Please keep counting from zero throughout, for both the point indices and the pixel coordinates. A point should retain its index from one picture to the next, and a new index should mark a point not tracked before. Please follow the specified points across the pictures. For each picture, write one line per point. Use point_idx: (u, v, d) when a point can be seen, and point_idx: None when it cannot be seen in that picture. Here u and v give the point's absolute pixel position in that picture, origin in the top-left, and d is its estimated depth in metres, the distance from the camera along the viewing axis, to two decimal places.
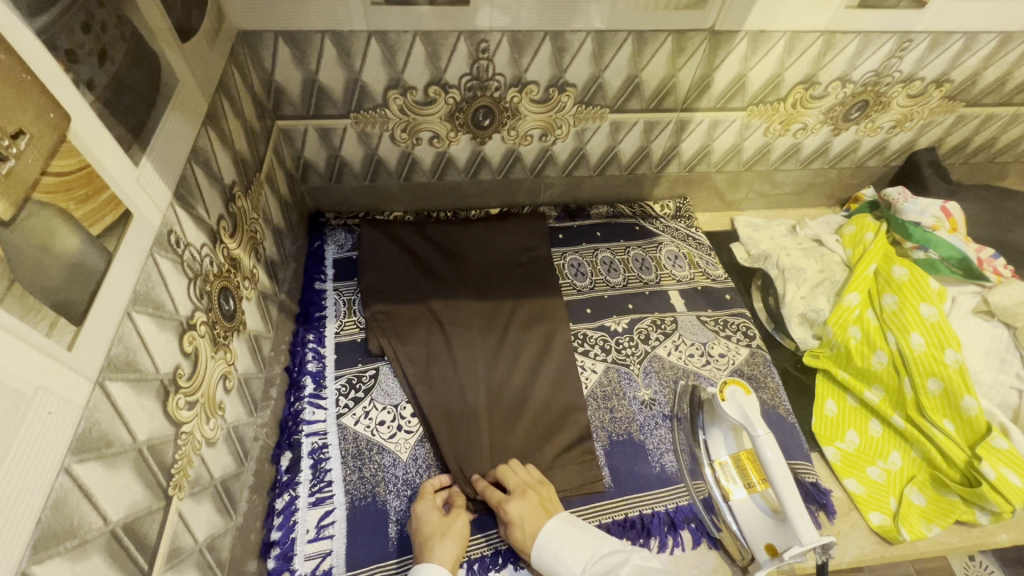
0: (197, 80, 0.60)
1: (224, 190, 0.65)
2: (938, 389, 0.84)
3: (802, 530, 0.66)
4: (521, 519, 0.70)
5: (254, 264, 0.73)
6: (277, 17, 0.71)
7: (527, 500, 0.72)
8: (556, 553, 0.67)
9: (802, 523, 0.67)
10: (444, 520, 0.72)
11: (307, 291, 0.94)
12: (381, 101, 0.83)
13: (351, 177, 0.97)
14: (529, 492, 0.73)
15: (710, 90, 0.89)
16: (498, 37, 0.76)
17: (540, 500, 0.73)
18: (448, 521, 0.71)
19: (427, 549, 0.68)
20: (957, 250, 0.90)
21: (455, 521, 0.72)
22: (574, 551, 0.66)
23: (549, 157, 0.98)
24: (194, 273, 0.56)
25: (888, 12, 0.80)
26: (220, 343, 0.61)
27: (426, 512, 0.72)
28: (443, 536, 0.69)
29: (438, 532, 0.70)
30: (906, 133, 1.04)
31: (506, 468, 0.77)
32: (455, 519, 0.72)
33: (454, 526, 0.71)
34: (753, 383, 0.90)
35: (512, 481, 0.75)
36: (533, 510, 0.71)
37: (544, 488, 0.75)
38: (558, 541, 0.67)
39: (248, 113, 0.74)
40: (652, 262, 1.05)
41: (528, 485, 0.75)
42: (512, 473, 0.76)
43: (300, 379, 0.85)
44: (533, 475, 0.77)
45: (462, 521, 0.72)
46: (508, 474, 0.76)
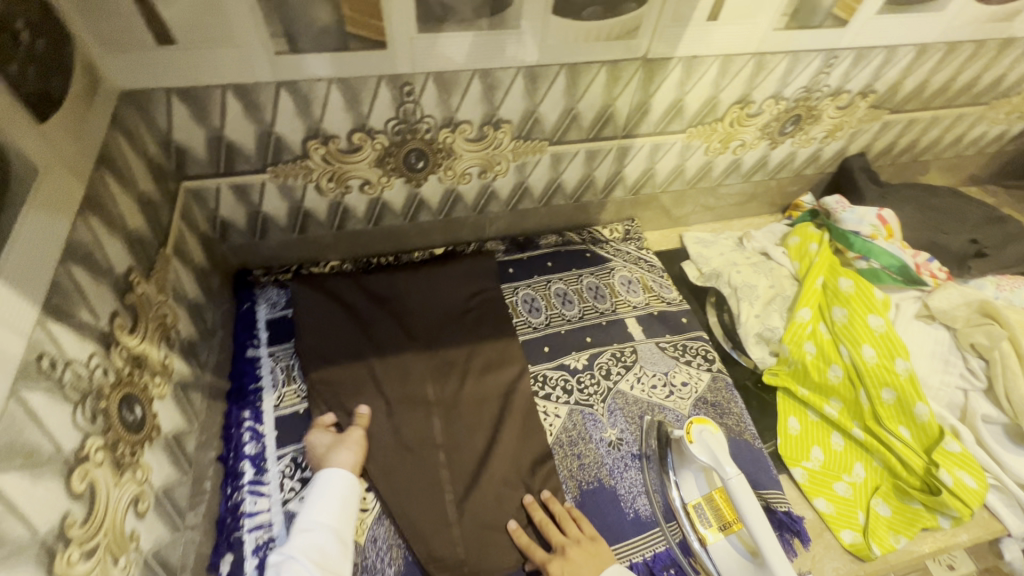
0: (70, 162, 0.51)
1: (117, 281, 0.56)
2: (892, 398, 0.85)
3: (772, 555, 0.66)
4: None
5: (166, 353, 0.64)
6: (167, 74, 0.62)
7: (571, 559, 0.70)
8: None
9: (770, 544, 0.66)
10: (341, 436, 0.77)
11: (238, 362, 0.85)
12: (300, 152, 0.75)
13: (276, 232, 0.88)
14: (572, 551, 0.70)
15: (649, 115, 0.87)
16: (422, 79, 0.71)
17: (586, 559, 0.70)
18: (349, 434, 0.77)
19: (325, 461, 0.73)
20: (897, 258, 0.92)
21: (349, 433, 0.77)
22: None
23: (490, 193, 0.93)
24: (81, 394, 0.47)
25: (814, 31, 0.80)
26: (126, 463, 0.53)
27: (327, 436, 0.77)
28: (341, 447, 0.75)
29: (335, 445, 0.75)
30: (838, 141, 1.05)
31: (550, 525, 0.74)
32: (354, 432, 0.77)
33: (352, 436, 0.76)
34: (718, 411, 0.89)
35: (556, 539, 0.73)
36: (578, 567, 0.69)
37: (592, 542, 0.73)
38: None
39: (143, 182, 0.65)
40: (606, 290, 1.02)
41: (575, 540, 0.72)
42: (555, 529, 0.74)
43: (237, 466, 0.76)
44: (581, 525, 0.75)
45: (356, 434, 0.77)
46: (555, 530, 0.74)
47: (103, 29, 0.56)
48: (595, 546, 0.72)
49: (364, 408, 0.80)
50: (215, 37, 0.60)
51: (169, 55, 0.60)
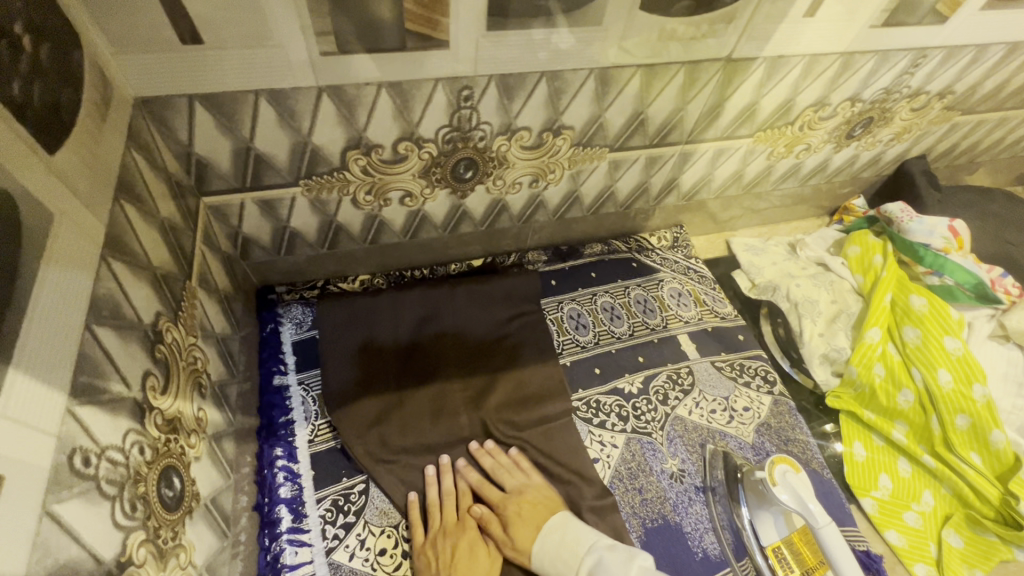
0: (88, 197, 0.41)
1: (145, 334, 0.47)
2: (966, 424, 0.80)
3: (572, 559, 0.64)
4: (522, 521, 0.68)
5: (199, 405, 0.56)
6: (190, 79, 0.52)
7: (527, 499, 0.71)
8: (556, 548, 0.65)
9: (589, 554, 0.63)
10: (458, 527, 0.69)
11: (265, 392, 0.77)
12: (338, 164, 0.66)
13: (304, 248, 0.79)
14: (528, 493, 0.71)
15: (719, 119, 0.78)
16: (484, 82, 0.61)
17: (541, 502, 0.71)
18: (464, 528, 0.69)
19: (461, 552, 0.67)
20: (972, 274, 0.86)
21: (469, 524, 0.70)
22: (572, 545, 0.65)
23: (539, 203, 0.85)
24: (118, 486, 0.39)
25: (910, 29, 0.72)
26: (169, 550, 0.45)
27: (437, 536, 0.68)
28: (472, 553, 0.67)
29: (462, 547, 0.67)
30: (902, 144, 0.99)
31: (503, 468, 0.75)
32: (464, 512, 0.71)
33: (468, 529, 0.69)
34: (782, 438, 0.84)
35: (510, 481, 0.73)
36: (522, 530, 0.68)
37: (537, 493, 0.72)
38: (559, 537, 0.66)
39: (165, 205, 0.55)
40: (655, 303, 0.95)
41: (518, 496, 0.71)
42: (508, 472, 0.74)
43: (273, 513, 0.69)
44: (528, 482, 0.73)
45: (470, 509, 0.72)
46: (505, 473, 0.74)
47: (114, 25, 0.46)
48: (541, 499, 0.71)
49: (445, 454, 0.76)
50: (249, 35, 0.50)
51: (194, 56, 0.50)
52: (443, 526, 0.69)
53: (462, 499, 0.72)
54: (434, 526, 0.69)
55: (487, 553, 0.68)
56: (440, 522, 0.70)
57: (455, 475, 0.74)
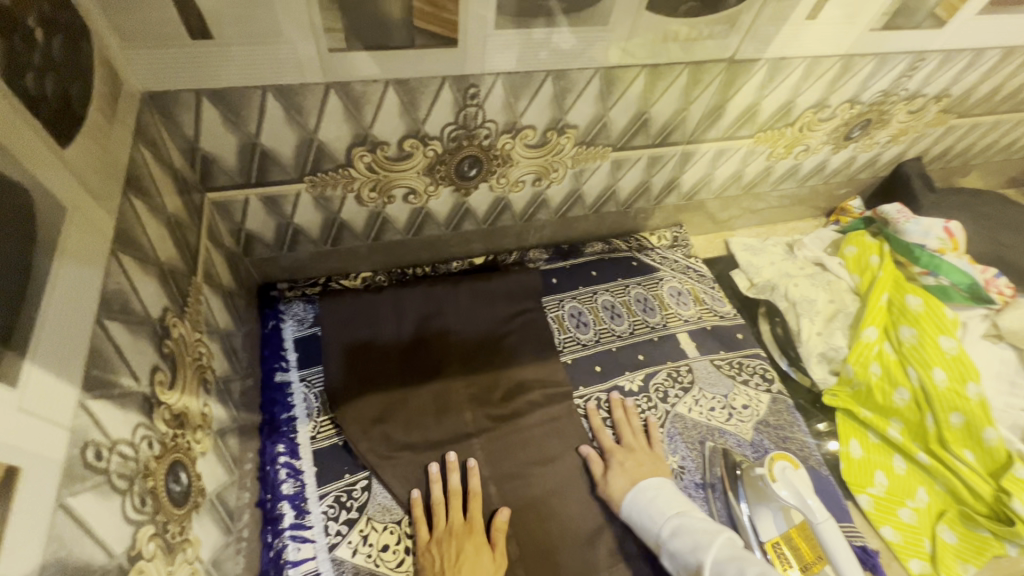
0: (97, 191, 0.41)
1: (153, 328, 0.47)
2: (960, 422, 0.81)
3: (658, 514, 0.68)
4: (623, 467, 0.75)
5: (205, 401, 0.56)
6: (198, 74, 0.52)
7: (635, 453, 0.77)
8: (650, 500, 0.70)
9: (676, 516, 0.67)
10: (463, 528, 0.69)
11: (267, 389, 0.77)
12: (343, 160, 0.66)
13: (307, 244, 0.79)
14: (638, 451, 0.77)
15: (720, 120, 0.79)
16: (490, 80, 0.62)
17: (651, 461, 0.76)
18: (470, 532, 0.69)
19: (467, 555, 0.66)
20: (967, 276, 0.87)
21: (475, 526, 0.69)
22: (669, 504, 0.69)
23: (542, 201, 0.85)
24: (128, 480, 0.39)
25: (909, 32, 0.73)
26: (177, 544, 0.45)
27: (442, 536, 0.68)
28: (476, 555, 0.66)
29: (466, 550, 0.66)
30: (898, 146, 1.00)
31: (624, 422, 0.81)
32: (472, 515, 0.70)
33: (475, 531, 0.69)
34: (780, 435, 0.85)
35: (627, 435, 0.80)
36: (618, 477, 0.74)
37: (647, 456, 0.77)
38: (655, 493, 0.70)
39: (171, 200, 0.55)
40: (655, 302, 0.96)
41: (629, 451, 0.77)
42: (629, 428, 0.81)
43: (275, 509, 0.69)
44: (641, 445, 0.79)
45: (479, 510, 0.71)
46: (625, 429, 0.81)
47: (124, 20, 0.46)
48: (648, 459, 0.76)
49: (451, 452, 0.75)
50: (260, 32, 0.50)
51: (203, 51, 0.50)
52: (448, 527, 0.69)
53: (469, 500, 0.72)
54: (438, 525, 0.69)
55: (493, 557, 0.67)
56: (445, 521, 0.70)
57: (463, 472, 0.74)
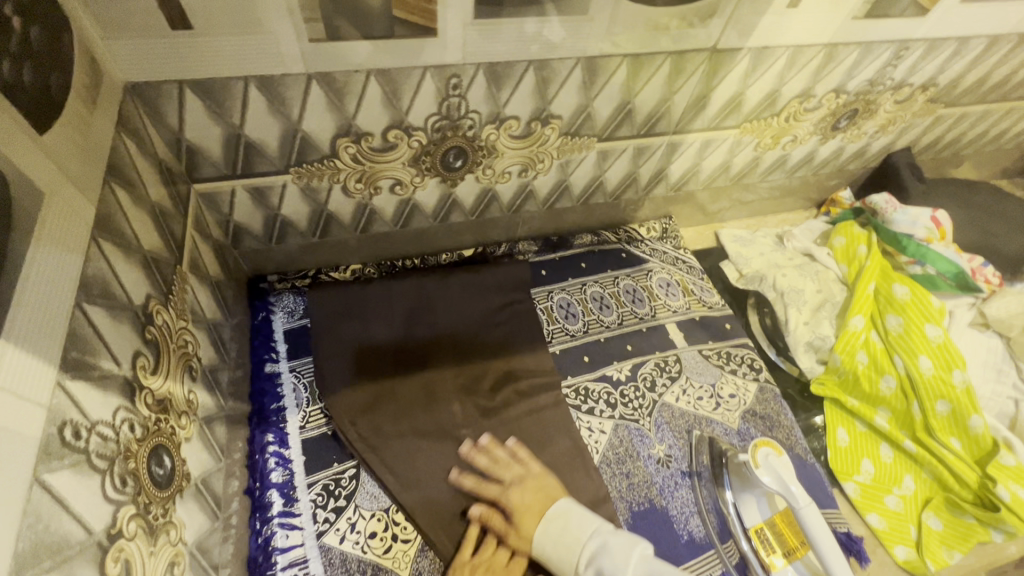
0: (77, 178, 0.42)
1: (136, 314, 0.48)
2: (946, 410, 0.82)
3: (575, 542, 0.64)
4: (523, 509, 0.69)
5: (190, 388, 0.57)
6: (181, 65, 0.53)
7: (523, 489, 0.71)
8: (562, 527, 0.66)
9: (592, 538, 0.64)
10: (503, 570, 0.66)
11: (257, 379, 0.78)
12: (328, 151, 0.66)
13: (296, 237, 0.80)
14: (527, 482, 0.72)
15: (705, 110, 0.80)
16: (472, 70, 0.62)
17: (538, 489, 0.71)
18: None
19: None
20: (954, 265, 0.88)
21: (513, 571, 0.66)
22: (581, 525, 0.65)
23: (529, 192, 0.86)
24: (108, 460, 0.40)
25: (892, 21, 0.73)
26: (160, 526, 0.46)
27: (481, 566, 0.66)
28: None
29: None
30: (887, 136, 1.00)
31: (498, 460, 0.75)
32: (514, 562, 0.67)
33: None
34: (767, 424, 0.86)
35: (507, 473, 0.73)
36: (525, 519, 0.68)
37: (537, 480, 0.72)
38: (564, 517, 0.66)
39: (155, 190, 0.56)
40: (644, 293, 0.97)
41: (519, 483, 0.71)
42: (504, 465, 0.74)
43: (264, 497, 0.70)
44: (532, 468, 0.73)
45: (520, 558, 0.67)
46: (500, 469, 0.74)
47: (105, 10, 0.47)
48: (540, 485, 0.71)
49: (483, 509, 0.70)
50: (240, 22, 0.51)
51: (184, 41, 0.51)
52: (489, 561, 0.67)
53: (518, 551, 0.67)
54: (482, 553, 0.67)
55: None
56: (489, 557, 0.67)
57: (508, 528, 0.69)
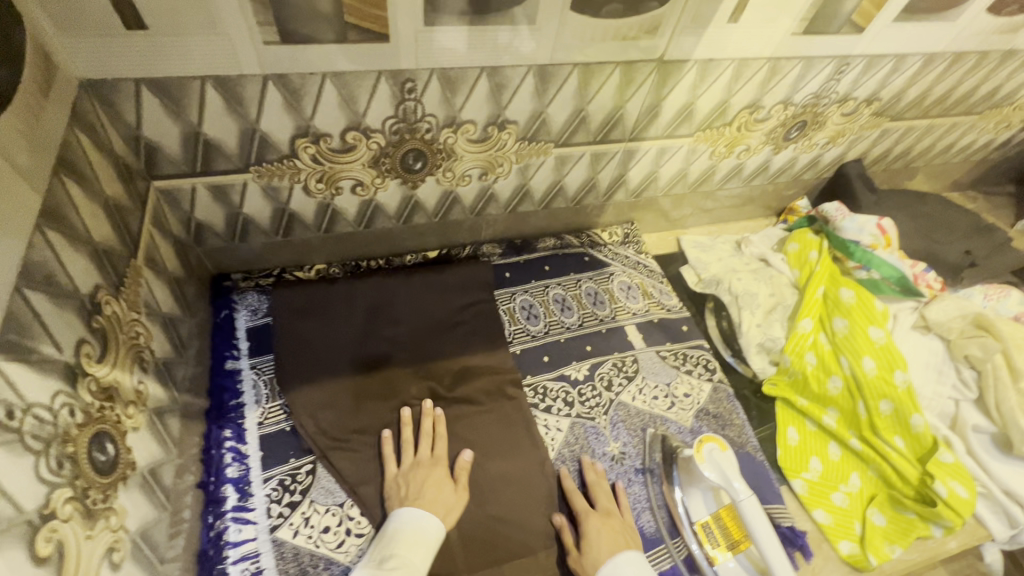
0: (25, 167, 0.43)
1: (82, 303, 0.49)
2: (889, 409, 0.86)
3: None
4: (598, 537, 0.71)
5: (139, 379, 0.58)
6: (139, 64, 0.55)
7: (609, 523, 0.73)
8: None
9: None
10: (430, 460, 0.74)
11: (216, 375, 0.79)
12: (288, 151, 0.68)
13: (258, 235, 0.81)
14: (613, 519, 0.73)
15: (658, 118, 0.83)
16: (426, 75, 0.65)
17: (621, 531, 0.72)
18: (435, 464, 0.74)
19: (421, 484, 0.71)
20: (896, 269, 0.93)
21: (441, 457, 0.75)
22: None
23: (490, 195, 0.88)
24: (43, 442, 0.41)
25: (830, 37, 0.78)
26: (98, 511, 0.47)
27: (411, 469, 0.73)
28: (439, 485, 0.72)
29: (429, 482, 0.72)
30: (838, 147, 1.05)
31: (597, 486, 0.77)
32: (439, 453, 0.75)
33: (439, 465, 0.74)
34: (720, 423, 0.88)
35: (601, 500, 0.76)
36: (594, 546, 0.70)
37: (622, 524, 0.73)
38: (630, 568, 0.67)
39: (111, 185, 0.57)
40: (605, 295, 0.99)
41: (604, 515, 0.74)
42: (602, 492, 0.77)
43: (219, 491, 0.70)
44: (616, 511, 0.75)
45: (441, 447, 0.76)
46: (598, 495, 0.77)
47: (62, 10, 0.48)
48: (622, 528, 0.73)
49: (428, 401, 0.80)
50: (197, 24, 0.53)
51: (142, 41, 0.53)
52: (416, 461, 0.74)
53: (438, 440, 0.77)
54: (407, 460, 0.74)
55: (455, 491, 0.73)
56: (414, 456, 0.74)
57: (433, 418, 0.78)
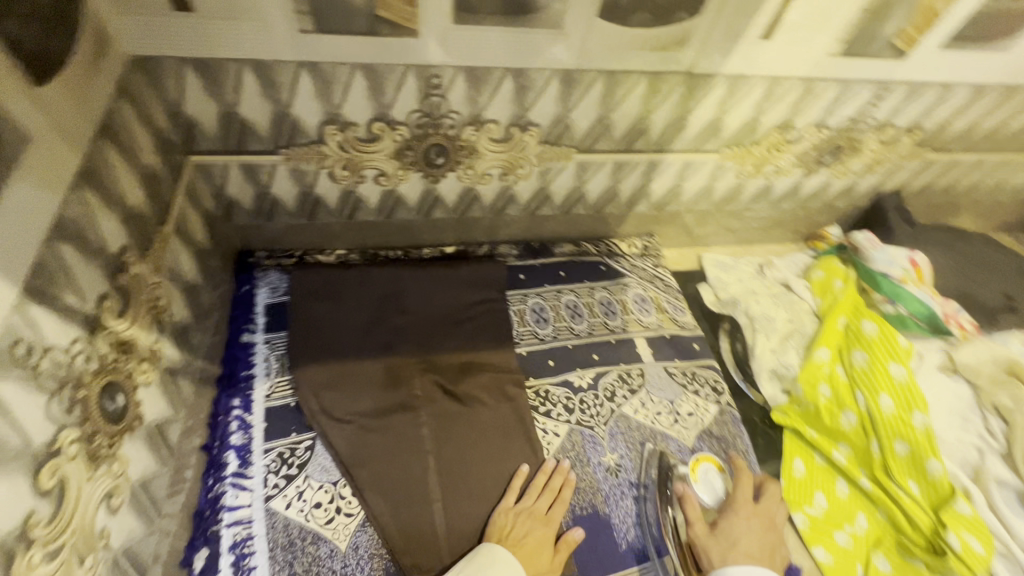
0: (70, 129, 0.47)
1: (109, 261, 0.52)
2: (905, 450, 0.81)
3: None
4: (743, 524, 0.72)
5: (156, 339, 0.61)
6: (185, 43, 0.58)
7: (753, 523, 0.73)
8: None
9: None
10: (544, 517, 0.73)
11: (232, 346, 0.83)
12: (315, 136, 0.71)
13: (284, 216, 0.85)
14: (769, 528, 0.72)
15: (684, 131, 0.83)
16: (452, 72, 0.67)
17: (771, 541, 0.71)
18: (544, 522, 0.72)
19: (526, 538, 0.70)
20: (926, 306, 0.90)
21: (552, 520, 0.73)
22: None
23: (510, 196, 0.89)
24: (57, 383, 0.44)
25: (868, 61, 0.76)
26: (102, 456, 0.49)
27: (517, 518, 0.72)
28: (539, 543, 0.70)
29: (534, 537, 0.70)
30: (874, 176, 1.01)
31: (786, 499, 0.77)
32: (556, 513, 0.74)
33: (551, 524, 0.72)
34: (722, 446, 0.86)
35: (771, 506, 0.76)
36: (738, 530, 0.71)
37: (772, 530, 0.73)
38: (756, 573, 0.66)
39: (149, 156, 0.61)
40: (618, 306, 0.98)
41: (761, 516, 0.74)
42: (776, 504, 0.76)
43: (221, 456, 0.74)
44: (775, 519, 0.74)
45: (561, 507, 0.74)
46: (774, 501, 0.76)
47: None
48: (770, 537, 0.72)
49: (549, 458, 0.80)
50: (240, 9, 0.56)
51: (188, 23, 0.56)
52: (529, 512, 0.73)
53: (557, 500, 0.75)
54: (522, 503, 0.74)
55: (552, 553, 0.70)
56: (530, 505, 0.74)
57: (562, 479, 0.77)
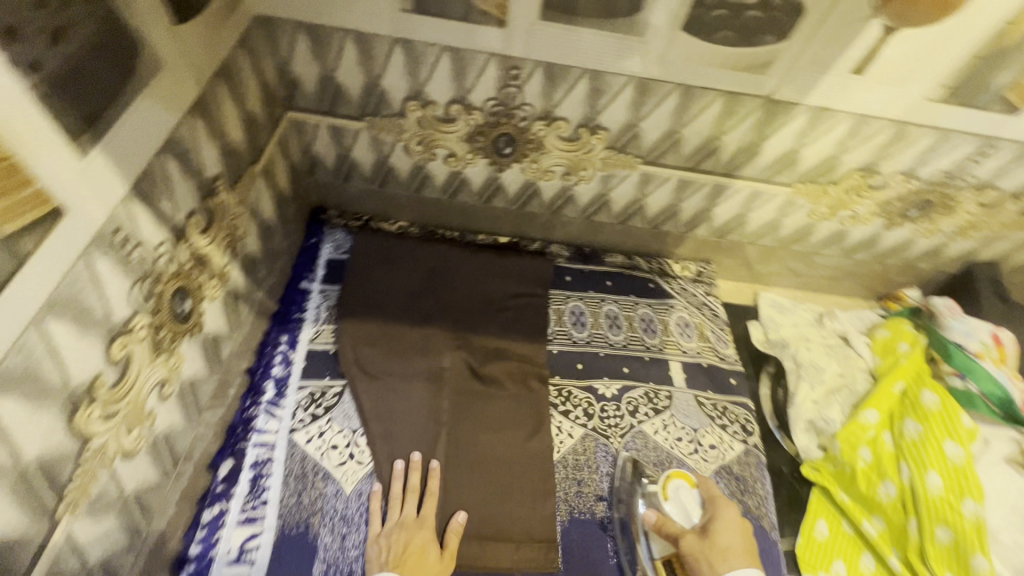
0: (195, 64, 0.55)
1: (203, 183, 0.60)
2: (948, 539, 0.73)
3: None
4: (726, 523, 0.69)
5: (227, 262, 0.69)
6: (302, 9, 0.66)
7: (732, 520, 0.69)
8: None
9: None
10: (416, 522, 0.70)
11: (291, 289, 0.90)
12: (398, 110, 0.77)
13: (359, 180, 0.92)
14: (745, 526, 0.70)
15: (757, 158, 0.81)
16: (532, 66, 0.70)
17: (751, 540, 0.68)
18: (422, 526, 0.69)
19: (403, 551, 0.66)
20: (1000, 387, 0.82)
21: (431, 521, 0.70)
22: None
23: (569, 197, 0.91)
24: (141, 273, 0.51)
25: (974, 112, 0.71)
26: (163, 347, 0.57)
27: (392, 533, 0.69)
28: (422, 551, 0.67)
29: (412, 547, 0.67)
30: (968, 241, 0.93)
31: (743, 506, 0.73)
32: (427, 513, 0.71)
33: (426, 525, 0.69)
34: (740, 486, 0.82)
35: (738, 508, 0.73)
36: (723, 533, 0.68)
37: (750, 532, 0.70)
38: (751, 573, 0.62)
39: (255, 103, 0.69)
40: (659, 325, 0.96)
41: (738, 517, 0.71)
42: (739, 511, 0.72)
43: (261, 383, 0.81)
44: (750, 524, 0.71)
45: (429, 508, 0.71)
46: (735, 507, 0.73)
47: None
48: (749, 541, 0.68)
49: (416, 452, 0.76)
50: None
51: None
52: (400, 521, 0.70)
53: (426, 498, 0.72)
54: (392, 519, 0.70)
55: (439, 556, 0.68)
56: (399, 516, 0.70)
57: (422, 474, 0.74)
